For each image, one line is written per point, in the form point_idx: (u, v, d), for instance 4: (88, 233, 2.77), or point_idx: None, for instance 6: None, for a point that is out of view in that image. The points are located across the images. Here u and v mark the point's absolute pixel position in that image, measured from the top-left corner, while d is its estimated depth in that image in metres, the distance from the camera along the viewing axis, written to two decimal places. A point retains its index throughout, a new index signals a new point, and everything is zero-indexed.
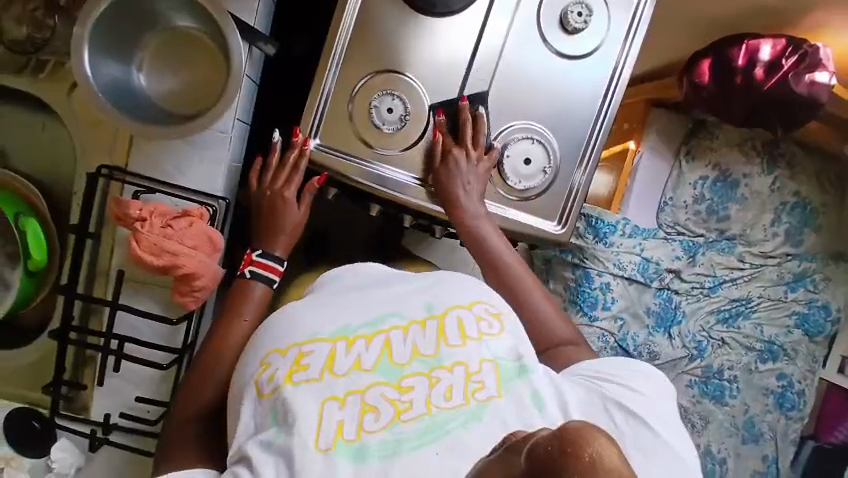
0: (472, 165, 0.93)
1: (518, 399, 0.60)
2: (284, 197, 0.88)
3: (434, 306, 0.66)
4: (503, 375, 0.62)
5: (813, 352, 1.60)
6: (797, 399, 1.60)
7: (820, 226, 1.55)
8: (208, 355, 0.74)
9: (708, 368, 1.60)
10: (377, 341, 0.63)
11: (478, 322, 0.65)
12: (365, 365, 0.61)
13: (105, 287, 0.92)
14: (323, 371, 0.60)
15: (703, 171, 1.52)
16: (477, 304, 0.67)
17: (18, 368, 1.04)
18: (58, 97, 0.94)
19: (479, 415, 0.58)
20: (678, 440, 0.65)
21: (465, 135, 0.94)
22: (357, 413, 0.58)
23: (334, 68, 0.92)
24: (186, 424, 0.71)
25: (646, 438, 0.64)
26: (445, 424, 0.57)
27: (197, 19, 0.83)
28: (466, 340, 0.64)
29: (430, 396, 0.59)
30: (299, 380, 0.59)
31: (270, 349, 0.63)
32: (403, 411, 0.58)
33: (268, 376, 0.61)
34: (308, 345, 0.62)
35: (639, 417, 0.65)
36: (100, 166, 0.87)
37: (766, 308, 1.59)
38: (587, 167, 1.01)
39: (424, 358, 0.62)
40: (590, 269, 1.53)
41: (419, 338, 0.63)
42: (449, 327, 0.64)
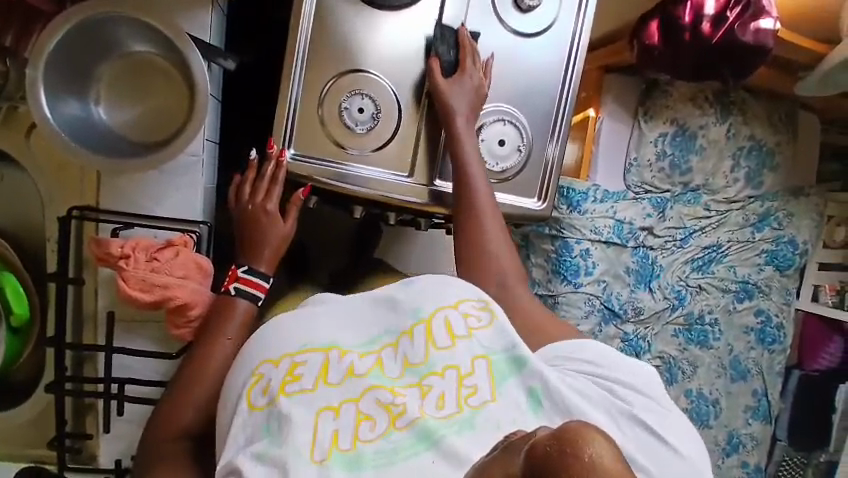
0: (465, 87, 0.91)
1: (511, 399, 0.58)
2: (267, 211, 0.85)
3: (421, 309, 0.64)
4: (495, 374, 0.60)
5: (786, 285, 1.69)
6: (777, 333, 1.69)
7: (776, 166, 1.62)
8: (189, 379, 0.72)
9: (690, 315, 1.67)
10: (370, 355, 0.63)
11: (467, 318, 0.64)
12: (357, 371, 0.61)
13: (95, 330, 0.89)
14: (317, 381, 0.61)
15: (662, 128, 1.55)
16: (464, 301, 0.65)
17: (15, 428, 1.00)
18: (21, 147, 0.92)
19: (471, 424, 0.55)
20: (684, 444, 0.60)
21: (467, 57, 0.93)
22: (351, 423, 0.57)
23: (298, 74, 0.90)
24: (171, 445, 0.71)
25: (651, 443, 0.58)
26: (435, 430, 0.55)
27: (151, 41, 0.80)
28: (456, 341, 0.62)
29: (422, 404, 0.58)
30: (292, 390, 0.59)
31: (262, 360, 0.63)
32: (397, 416, 0.56)
33: (261, 388, 0.61)
34: (301, 355, 0.62)
35: (644, 421, 0.60)
36: (70, 208, 0.84)
37: (736, 250, 1.66)
38: (559, 140, 1.03)
39: (413, 367, 0.62)
40: (568, 238, 1.54)
41: (408, 349, 0.63)
42: (436, 330, 0.63)
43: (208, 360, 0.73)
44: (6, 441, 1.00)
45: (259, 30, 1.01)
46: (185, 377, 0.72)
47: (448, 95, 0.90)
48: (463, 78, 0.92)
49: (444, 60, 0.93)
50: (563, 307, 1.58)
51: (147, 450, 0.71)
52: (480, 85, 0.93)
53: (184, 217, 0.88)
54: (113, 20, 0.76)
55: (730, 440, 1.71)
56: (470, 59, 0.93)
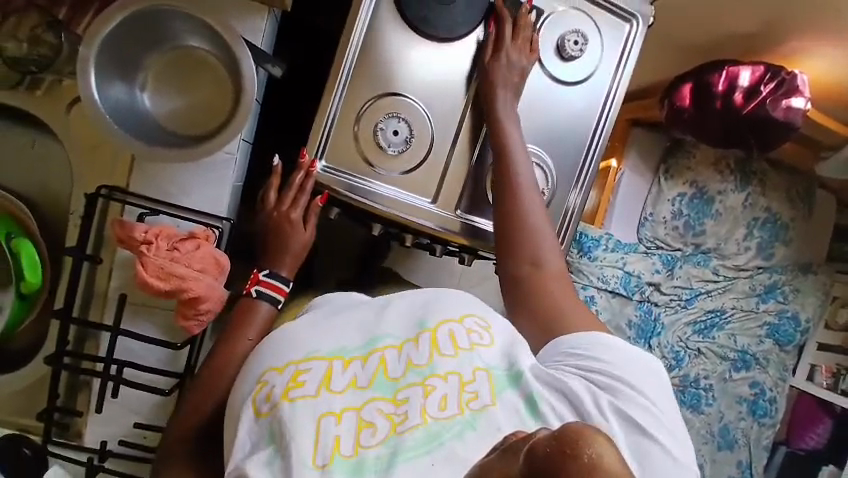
0: (516, 64, 0.93)
1: (511, 405, 0.59)
2: (291, 220, 0.86)
3: (426, 321, 0.65)
4: (496, 383, 0.61)
5: (783, 360, 1.67)
6: (769, 407, 1.66)
7: (789, 240, 1.63)
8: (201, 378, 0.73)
9: (686, 377, 1.66)
10: (371, 360, 0.63)
11: (470, 334, 0.65)
12: (360, 382, 0.61)
13: (103, 309, 0.90)
14: (320, 387, 0.61)
15: (680, 188, 1.58)
16: (468, 317, 0.67)
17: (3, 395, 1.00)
18: (56, 115, 0.93)
19: (473, 424, 0.57)
20: (673, 441, 0.60)
21: (516, 35, 0.95)
22: (353, 429, 0.58)
23: (341, 89, 0.91)
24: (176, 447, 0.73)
25: (641, 441, 0.59)
26: (438, 434, 0.56)
27: (203, 38, 0.83)
28: (459, 351, 0.62)
29: (424, 406, 0.58)
30: (295, 396, 0.59)
31: (268, 367, 0.64)
32: (398, 424, 0.57)
33: (265, 394, 0.61)
34: (305, 363, 0.62)
35: (632, 418, 0.60)
36: (99, 186, 0.85)
37: (739, 319, 1.67)
38: (583, 188, 1.05)
39: (416, 368, 0.61)
40: (574, 282, 1.57)
41: (412, 352, 0.63)
42: (441, 340, 0.63)
43: (225, 358, 0.74)
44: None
45: (303, 40, 1.04)
46: (204, 369, 0.74)
47: (496, 83, 0.92)
48: (507, 58, 0.93)
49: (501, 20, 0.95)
50: None
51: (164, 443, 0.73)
52: (523, 63, 0.94)
53: (209, 211, 0.90)
54: (171, 14, 0.79)
55: None
56: (518, 34, 0.95)
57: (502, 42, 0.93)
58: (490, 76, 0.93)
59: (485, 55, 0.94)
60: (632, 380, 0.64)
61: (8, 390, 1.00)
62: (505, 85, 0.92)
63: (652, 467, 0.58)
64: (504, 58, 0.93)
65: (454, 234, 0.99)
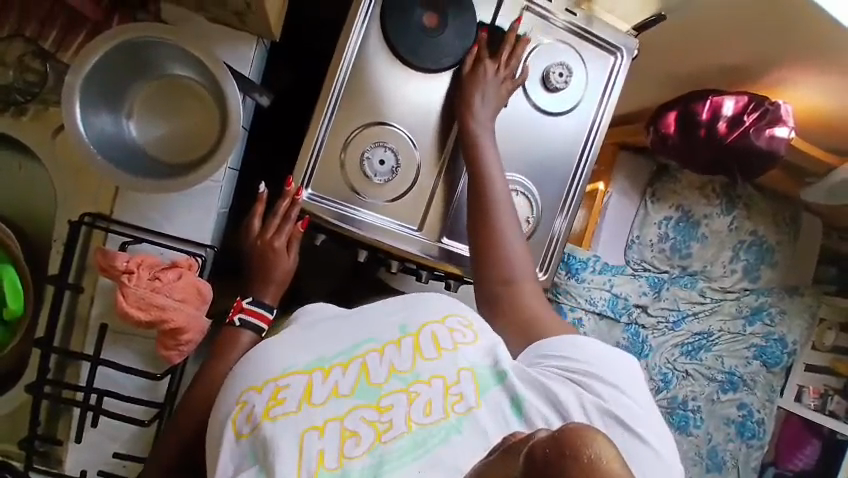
0: (496, 77, 0.91)
1: (496, 405, 0.60)
2: (275, 248, 0.86)
3: (407, 325, 0.66)
4: (480, 382, 0.61)
5: (771, 382, 1.68)
6: (758, 428, 1.66)
7: (774, 262, 1.65)
8: (185, 409, 0.74)
9: (673, 399, 1.66)
10: (353, 366, 0.63)
11: (452, 333, 0.65)
12: (342, 390, 0.61)
13: (84, 336, 0.89)
14: (301, 402, 0.61)
15: (666, 211, 1.60)
16: (450, 317, 0.67)
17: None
18: (43, 141, 0.92)
19: (458, 428, 0.57)
20: (656, 435, 0.59)
21: (504, 50, 0.93)
22: (337, 440, 0.57)
23: (328, 116, 0.92)
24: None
25: (624, 435, 0.58)
26: (423, 441, 0.56)
27: (192, 69, 0.83)
28: (441, 353, 0.63)
29: (409, 412, 0.59)
30: (276, 413, 0.59)
31: (247, 387, 0.63)
32: (383, 433, 0.57)
33: (246, 414, 0.61)
34: (284, 379, 0.62)
35: (613, 413, 0.59)
36: (82, 213, 0.85)
37: (725, 341, 1.68)
38: (567, 215, 1.05)
39: (399, 375, 0.62)
40: (563, 303, 1.58)
41: (395, 357, 0.63)
42: (423, 343, 0.64)
43: (202, 393, 0.73)
44: None
45: (292, 67, 1.04)
46: (186, 400, 0.74)
47: (474, 94, 0.90)
48: (482, 78, 0.91)
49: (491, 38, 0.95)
50: None
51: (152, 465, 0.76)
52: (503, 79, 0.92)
53: (194, 237, 0.90)
54: (159, 43, 0.79)
55: None
56: (506, 52, 0.93)
57: (480, 65, 0.92)
58: (467, 87, 0.91)
59: (465, 68, 0.93)
60: (614, 375, 0.63)
61: None
62: (479, 99, 0.90)
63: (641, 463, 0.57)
64: (479, 78, 0.91)
65: (442, 262, 0.99)
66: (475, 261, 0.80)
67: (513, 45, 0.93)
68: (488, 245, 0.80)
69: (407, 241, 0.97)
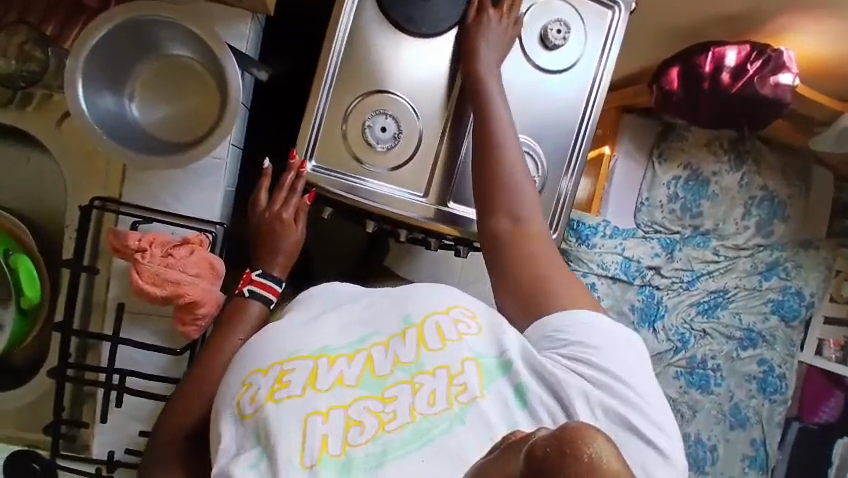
0: (500, 27, 0.90)
1: (500, 396, 0.59)
2: (283, 219, 0.86)
3: (411, 316, 0.64)
4: (486, 374, 0.60)
5: (790, 336, 1.66)
6: (780, 383, 1.66)
7: (788, 217, 1.62)
8: (195, 377, 0.72)
9: (693, 359, 1.66)
10: (359, 358, 0.63)
11: (457, 324, 0.63)
12: (347, 380, 0.61)
13: (103, 319, 0.91)
14: (305, 387, 0.60)
15: (675, 171, 1.58)
16: (455, 307, 0.65)
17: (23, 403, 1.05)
18: (49, 131, 0.95)
19: (462, 418, 0.56)
20: (658, 430, 0.59)
21: (503, 0, 0.92)
22: (340, 427, 0.57)
23: (328, 87, 0.92)
24: (170, 446, 0.70)
25: (625, 433, 0.58)
26: (426, 432, 0.56)
27: (193, 48, 0.84)
28: (447, 344, 0.61)
29: (412, 404, 0.58)
30: (280, 396, 0.59)
31: (253, 369, 0.63)
32: (387, 423, 0.57)
33: (250, 396, 0.61)
34: (289, 363, 0.62)
35: (617, 411, 0.58)
36: (92, 198, 0.87)
37: (742, 298, 1.66)
38: (573, 174, 1.05)
39: (404, 366, 0.61)
40: (575, 271, 1.57)
41: (399, 349, 0.62)
42: (428, 334, 0.62)
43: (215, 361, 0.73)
44: None
45: (290, 47, 1.04)
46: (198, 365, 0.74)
47: (479, 44, 0.89)
48: (488, 20, 0.90)
49: None
50: None
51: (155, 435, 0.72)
52: (506, 29, 0.91)
53: (202, 215, 0.91)
54: (162, 22, 0.80)
55: None
56: (506, 1, 0.91)
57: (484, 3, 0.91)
58: (473, 36, 0.90)
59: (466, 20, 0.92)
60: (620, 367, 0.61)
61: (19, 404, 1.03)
62: (487, 47, 0.89)
63: (640, 461, 0.57)
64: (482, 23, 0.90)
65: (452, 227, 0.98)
66: (479, 205, 0.78)
67: None
68: (494, 185, 0.77)
69: (413, 209, 0.97)
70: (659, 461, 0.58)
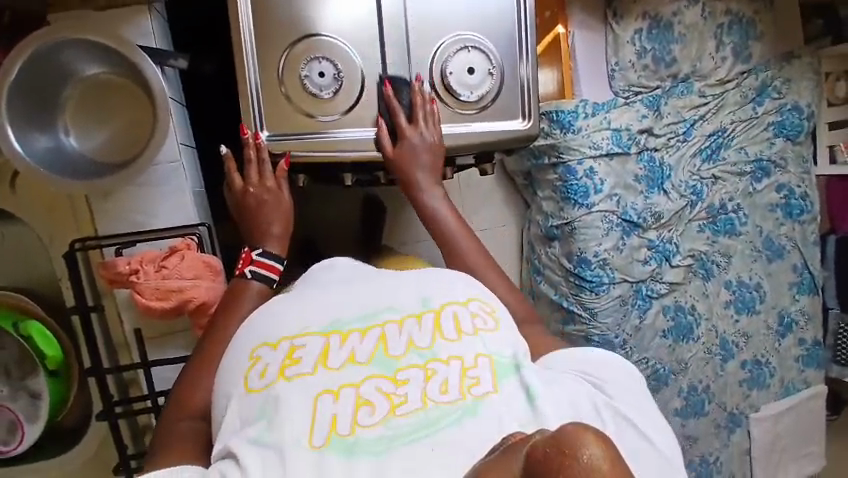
0: (424, 139, 0.93)
1: (511, 394, 0.57)
2: (268, 189, 0.87)
3: (430, 300, 0.65)
4: (498, 371, 0.59)
5: (801, 154, 1.64)
6: (803, 203, 1.65)
7: (761, 34, 1.55)
8: (199, 357, 0.73)
9: (711, 207, 1.61)
10: (371, 333, 0.62)
11: (474, 318, 0.64)
12: (359, 358, 0.60)
13: (129, 351, 0.92)
14: (317, 364, 0.59)
15: (636, 25, 1.49)
16: (472, 301, 0.67)
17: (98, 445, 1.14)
18: (8, 197, 0.95)
19: (473, 410, 0.54)
20: (660, 437, 0.60)
21: (418, 112, 0.94)
22: (350, 407, 0.56)
23: (250, 53, 0.87)
24: (177, 424, 0.70)
25: (631, 436, 0.59)
26: (436, 420, 0.54)
27: (107, 62, 0.81)
28: (462, 335, 0.62)
29: (424, 390, 0.57)
30: (291, 373, 0.58)
31: (261, 342, 0.63)
32: (398, 406, 0.55)
33: (259, 370, 0.60)
34: (300, 339, 0.62)
35: (624, 415, 0.60)
36: (71, 242, 0.86)
37: (742, 130, 1.59)
38: (529, 58, 1.01)
39: (418, 350, 0.61)
40: (569, 162, 1.48)
41: (414, 332, 0.62)
42: (445, 322, 0.63)
43: (215, 344, 0.74)
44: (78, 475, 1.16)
45: (213, 40, 1.03)
46: (199, 354, 0.74)
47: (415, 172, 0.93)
48: (411, 145, 0.93)
49: (396, 80, 0.94)
50: (580, 231, 1.51)
51: (162, 426, 0.71)
52: (433, 141, 0.94)
53: (181, 223, 0.89)
54: (65, 45, 0.76)
55: (782, 321, 1.71)
56: (420, 111, 0.94)
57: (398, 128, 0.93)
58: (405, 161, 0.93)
59: (385, 145, 0.93)
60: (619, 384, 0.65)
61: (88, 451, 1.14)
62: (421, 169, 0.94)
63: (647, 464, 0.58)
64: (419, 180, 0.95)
65: None
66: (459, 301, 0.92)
67: (425, 106, 0.94)
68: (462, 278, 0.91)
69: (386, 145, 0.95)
70: (662, 465, 0.58)
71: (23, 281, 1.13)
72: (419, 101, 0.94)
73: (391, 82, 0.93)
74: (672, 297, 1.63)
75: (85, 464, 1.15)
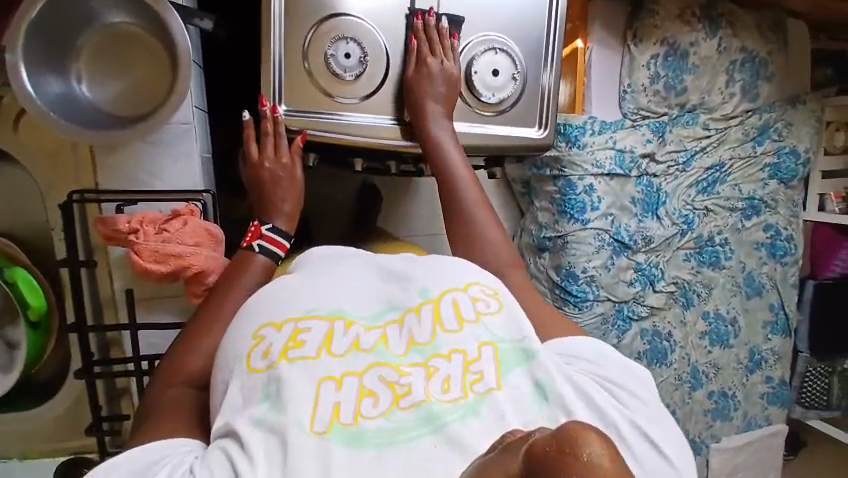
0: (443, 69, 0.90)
1: (518, 389, 0.57)
2: (284, 164, 0.86)
3: (429, 290, 0.63)
4: (503, 361, 0.58)
5: (792, 197, 1.68)
6: (788, 245, 1.69)
7: (771, 75, 1.57)
8: (198, 327, 0.71)
9: (701, 238, 1.64)
10: (376, 325, 0.61)
11: (475, 303, 0.63)
12: (363, 345, 0.59)
13: (115, 311, 0.90)
14: (320, 349, 0.58)
15: (653, 50, 1.47)
16: (473, 286, 0.65)
17: (73, 403, 1.11)
18: (6, 136, 0.91)
19: (475, 410, 0.54)
20: (671, 448, 0.60)
21: (435, 44, 0.91)
22: (353, 396, 0.55)
23: (277, 26, 0.85)
24: (173, 392, 0.68)
25: (643, 447, 0.58)
26: (439, 415, 0.53)
27: (132, 12, 0.79)
28: (464, 324, 0.60)
29: (428, 385, 0.56)
30: (294, 356, 0.57)
31: (264, 323, 0.61)
32: (401, 396, 0.55)
33: (262, 351, 0.59)
34: (304, 322, 0.60)
35: (639, 426, 0.59)
36: (70, 192, 0.84)
37: (740, 168, 1.62)
38: (553, 66, 1.01)
39: (419, 347, 0.59)
40: (570, 177, 1.49)
41: (415, 326, 0.61)
42: (445, 311, 0.61)
43: (213, 320, 0.72)
44: (44, 434, 1.13)
45: (239, 10, 1.03)
46: (196, 323, 0.72)
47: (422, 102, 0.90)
48: (431, 74, 0.90)
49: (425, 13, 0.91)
50: (574, 245, 1.52)
51: (154, 392, 0.69)
52: (449, 73, 0.91)
53: (185, 188, 0.87)
54: None
55: (753, 357, 1.74)
56: (437, 41, 0.91)
57: (423, 56, 0.90)
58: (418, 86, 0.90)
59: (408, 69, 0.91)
60: (639, 391, 0.63)
61: (58, 409, 1.11)
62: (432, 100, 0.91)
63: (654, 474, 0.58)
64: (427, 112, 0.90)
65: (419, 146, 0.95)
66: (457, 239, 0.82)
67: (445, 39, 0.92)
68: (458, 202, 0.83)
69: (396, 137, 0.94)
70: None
71: (11, 225, 1.11)
72: (430, 33, 0.91)
73: (420, 13, 0.91)
74: (651, 322, 1.65)
75: (54, 423, 1.12)
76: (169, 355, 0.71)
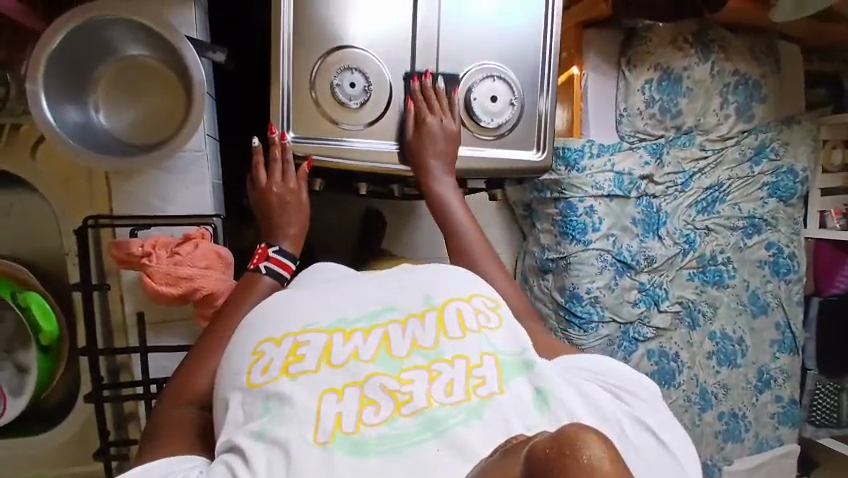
0: (444, 126, 0.95)
1: (518, 393, 0.58)
2: (291, 189, 0.89)
3: (432, 297, 0.65)
4: (504, 369, 0.60)
5: (792, 215, 1.70)
6: (791, 263, 1.70)
7: (764, 96, 1.61)
8: (203, 346, 0.73)
9: (702, 257, 1.65)
10: (375, 333, 0.63)
11: (477, 314, 0.65)
12: (362, 355, 0.60)
13: (125, 335, 0.92)
14: (321, 361, 0.60)
15: (647, 75, 1.51)
16: (475, 297, 0.67)
17: (81, 426, 1.12)
18: (24, 163, 0.98)
19: (479, 412, 0.55)
20: (677, 446, 0.61)
21: (433, 103, 0.96)
22: (355, 406, 0.56)
23: (287, 58, 0.89)
24: (178, 412, 0.69)
25: (651, 447, 0.60)
26: (441, 421, 0.54)
27: (149, 46, 0.83)
28: (466, 332, 0.62)
29: (430, 390, 0.57)
30: (295, 371, 0.59)
31: (263, 338, 0.62)
32: (403, 404, 0.56)
33: (262, 367, 0.60)
34: (303, 335, 0.62)
35: (645, 426, 0.61)
36: (84, 218, 0.87)
37: (738, 187, 1.64)
38: (549, 93, 1.05)
39: (422, 350, 0.61)
40: (570, 199, 1.51)
41: (418, 331, 0.62)
42: (447, 320, 0.63)
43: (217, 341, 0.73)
44: (51, 459, 1.13)
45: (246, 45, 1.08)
46: (202, 342, 0.74)
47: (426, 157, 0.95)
48: (431, 134, 0.94)
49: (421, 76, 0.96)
50: (575, 265, 1.54)
51: (158, 411, 0.70)
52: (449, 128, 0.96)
53: (195, 212, 0.90)
54: (116, 23, 0.78)
55: (761, 376, 1.73)
56: (436, 102, 0.96)
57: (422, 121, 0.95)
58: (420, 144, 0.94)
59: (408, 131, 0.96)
60: (643, 392, 0.65)
61: (67, 433, 1.13)
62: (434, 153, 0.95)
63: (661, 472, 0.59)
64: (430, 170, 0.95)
65: None
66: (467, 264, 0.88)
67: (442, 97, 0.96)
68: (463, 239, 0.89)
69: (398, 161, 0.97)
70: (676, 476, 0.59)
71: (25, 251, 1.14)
72: (428, 96, 0.96)
73: (419, 76, 0.96)
74: (657, 342, 1.65)
75: (62, 447, 1.13)
76: (175, 373, 0.73)
